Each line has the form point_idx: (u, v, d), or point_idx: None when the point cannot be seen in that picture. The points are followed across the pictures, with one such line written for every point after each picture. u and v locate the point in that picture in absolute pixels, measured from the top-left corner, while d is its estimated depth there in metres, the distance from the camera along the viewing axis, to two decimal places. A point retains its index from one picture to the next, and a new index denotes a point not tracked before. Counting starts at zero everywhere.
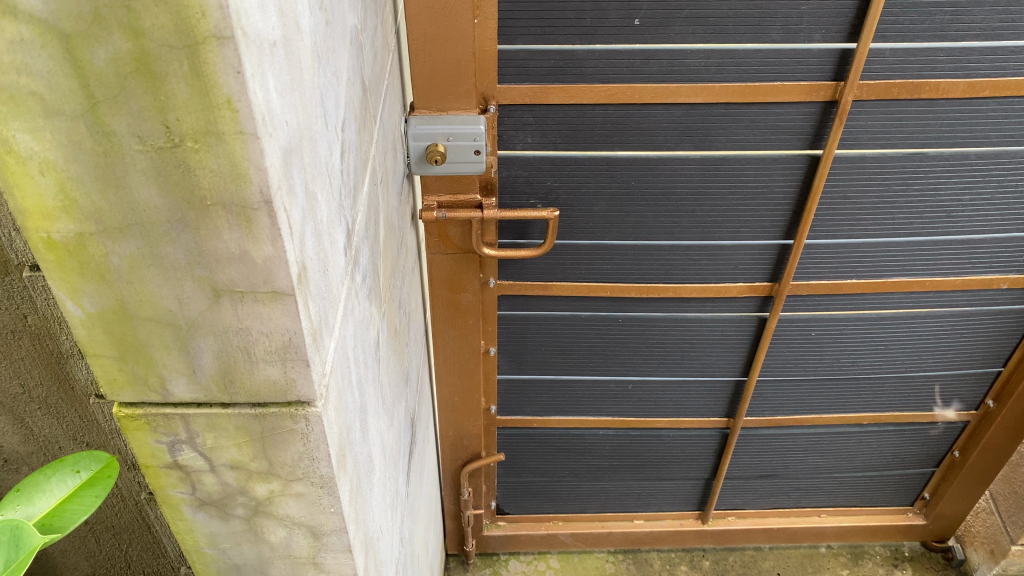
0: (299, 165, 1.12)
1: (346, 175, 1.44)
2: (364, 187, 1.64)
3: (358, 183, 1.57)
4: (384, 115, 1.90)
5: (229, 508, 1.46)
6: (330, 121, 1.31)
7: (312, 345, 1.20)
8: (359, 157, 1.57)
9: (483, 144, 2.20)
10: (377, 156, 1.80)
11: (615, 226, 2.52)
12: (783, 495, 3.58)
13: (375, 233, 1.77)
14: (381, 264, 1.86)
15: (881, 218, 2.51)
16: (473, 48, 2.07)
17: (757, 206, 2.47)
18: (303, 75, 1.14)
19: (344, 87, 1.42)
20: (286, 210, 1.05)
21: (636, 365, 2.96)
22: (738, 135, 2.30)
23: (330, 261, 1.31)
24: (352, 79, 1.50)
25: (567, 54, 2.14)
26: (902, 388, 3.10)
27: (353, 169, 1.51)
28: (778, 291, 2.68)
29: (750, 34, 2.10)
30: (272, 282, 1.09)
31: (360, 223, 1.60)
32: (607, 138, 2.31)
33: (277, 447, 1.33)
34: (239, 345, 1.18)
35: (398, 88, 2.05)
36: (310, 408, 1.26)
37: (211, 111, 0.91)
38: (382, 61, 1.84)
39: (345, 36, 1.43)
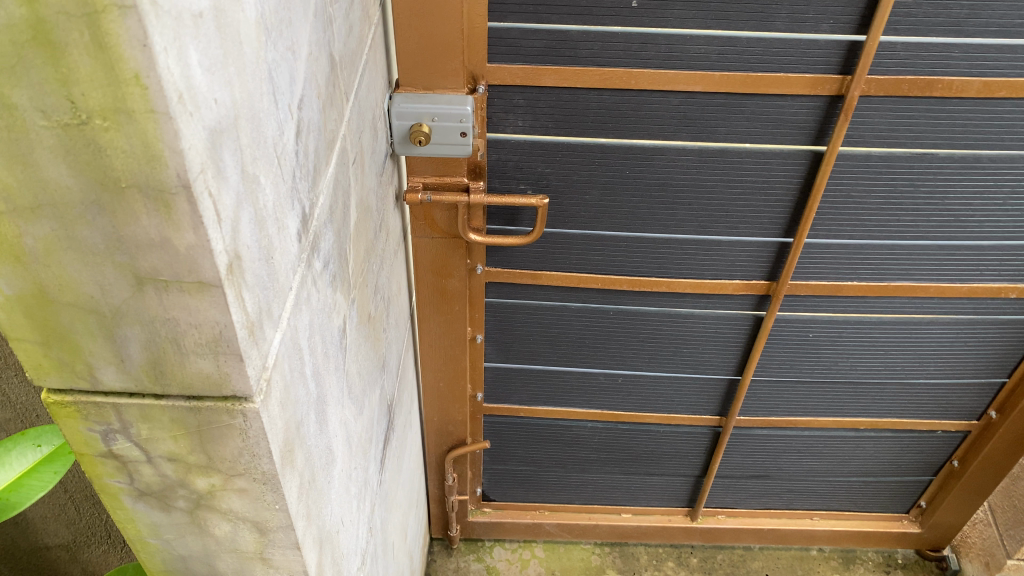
0: (234, 146, 1.05)
1: (303, 155, 1.36)
2: (329, 167, 1.56)
3: (321, 163, 1.49)
4: (362, 92, 1.81)
5: (170, 500, 1.39)
6: (281, 99, 1.23)
7: (247, 339, 1.13)
8: (322, 138, 1.49)
9: (470, 125, 2.12)
10: (350, 136, 1.72)
11: (607, 216, 2.43)
12: (775, 496, 3.50)
13: (344, 216, 1.70)
14: (351, 249, 1.79)
15: (886, 220, 2.41)
16: (461, 25, 1.97)
17: (756, 201, 2.37)
18: (243, 50, 1.06)
19: (303, 62, 1.34)
20: (211, 195, 0.98)
21: (626, 359, 2.88)
22: (738, 127, 2.20)
23: (276, 249, 1.24)
24: (315, 54, 1.41)
25: (560, 35, 2.04)
26: (902, 394, 3.01)
27: (313, 150, 1.43)
28: (776, 290, 2.59)
29: (753, 20, 1.99)
30: (198, 272, 1.01)
31: (323, 207, 1.52)
32: (601, 125, 2.22)
33: (216, 441, 1.26)
34: (167, 335, 1.10)
35: (380, 64, 1.97)
36: (247, 403, 1.20)
37: (118, 86, 0.84)
38: (360, 34, 1.75)
39: (307, 9, 1.34)
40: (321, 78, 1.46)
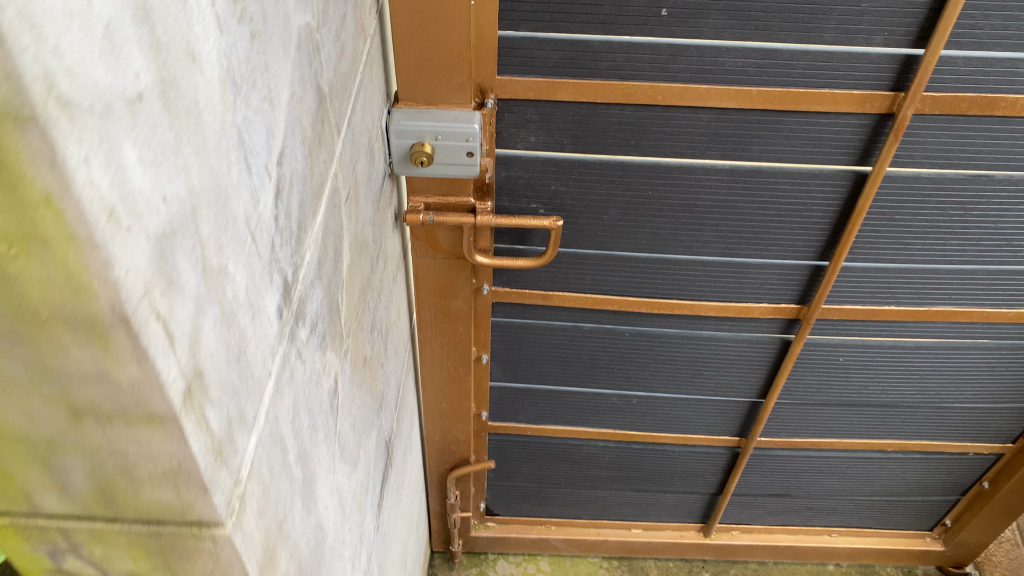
0: (192, 241, 0.85)
1: (284, 216, 1.16)
2: (318, 216, 1.35)
3: (307, 217, 1.28)
4: (357, 118, 1.60)
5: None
6: (255, 161, 1.02)
7: (214, 464, 0.94)
8: (308, 188, 1.28)
9: (477, 144, 1.89)
10: (343, 171, 1.51)
11: (626, 237, 2.22)
12: (793, 513, 3.34)
13: (335, 263, 1.50)
14: (344, 295, 1.58)
15: (930, 243, 2.21)
16: (469, 35, 1.75)
17: (790, 224, 2.17)
18: (202, 121, 0.85)
19: (283, 107, 1.13)
20: (158, 316, 0.77)
21: (642, 381, 2.70)
22: (775, 145, 1.98)
23: (250, 340, 1.04)
24: (299, 93, 1.20)
25: (580, 45, 1.81)
26: (934, 417, 2.83)
27: (298, 204, 1.23)
28: (807, 314, 2.39)
29: (798, 31, 1.77)
30: (147, 405, 0.81)
31: (311, 264, 1.32)
32: (623, 142, 2.00)
33: (182, 564, 1.06)
34: (115, 464, 0.91)
35: (378, 79, 1.75)
36: (218, 529, 1.00)
37: (23, 209, 0.63)
38: (353, 52, 1.54)
39: (287, 44, 1.13)
40: (307, 118, 1.25)
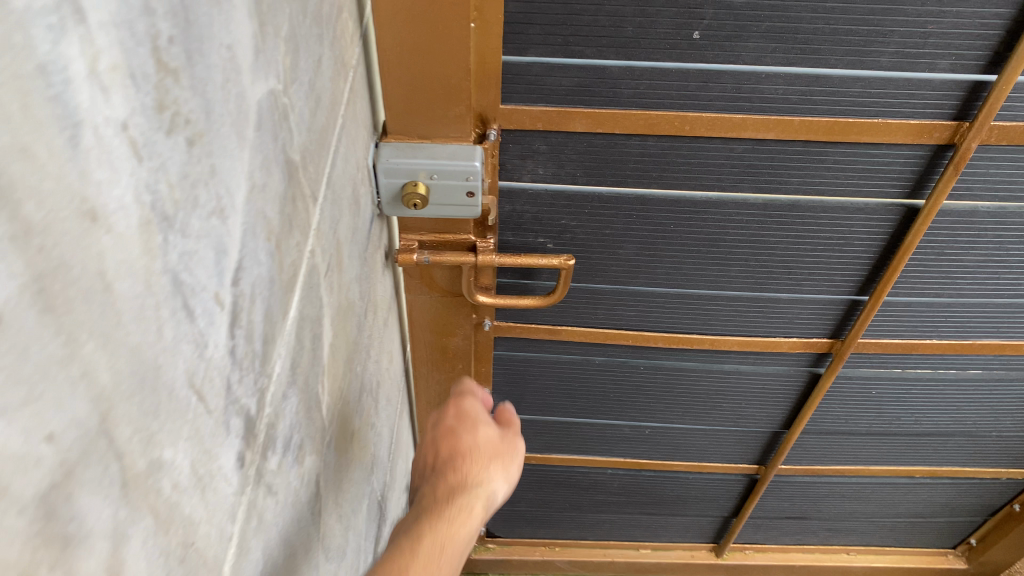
0: (101, 463, 0.61)
1: (243, 342, 0.92)
2: (291, 311, 1.12)
3: (277, 323, 1.05)
4: (339, 172, 1.36)
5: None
6: (197, 301, 0.78)
7: None
8: (277, 289, 1.05)
9: (479, 184, 1.63)
10: (321, 242, 1.27)
11: (643, 272, 1.99)
12: (810, 534, 3.17)
13: (314, 353, 1.26)
14: (325, 381, 1.35)
15: (981, 277, 1.99)
16: (469, 63, 1.50)
17: (828, 258, 1.94)
18: (112, 294, 0.61)
19: (238, 211, 0.89)
20: None
21: (656, 412, 2.49)
22: (816, 178, 1.75)
23: (200, 522, 0.82)
24: (261, 181, 0.96)
25: (597, 71, 1.56)
26: (967, 444, 2.64)
27: (262, 316, 0.99)
28: (840, 350, 2.18)
29: (851, 55, 1.52)
30: None
31: (282, 376, 1.09)
32: (643, 175, 1.76)
33: None
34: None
35: (362, 115, 1.51)
36: None
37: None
38: (332, 98, 1.29)
39: (243, 129, 0.88)
40: (273, 207, 1.01)
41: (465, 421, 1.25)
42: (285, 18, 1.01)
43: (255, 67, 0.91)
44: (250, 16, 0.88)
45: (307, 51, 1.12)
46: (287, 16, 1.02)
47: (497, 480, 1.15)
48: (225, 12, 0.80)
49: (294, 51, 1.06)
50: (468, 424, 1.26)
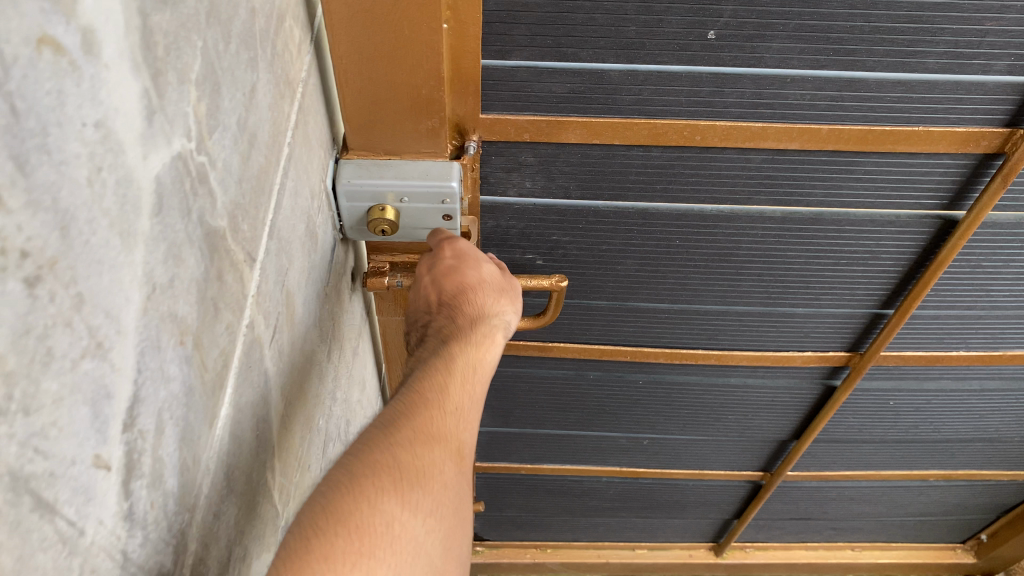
0: None
1: (144, 495, 0.71)
2: (223, 412, 0.91)
3: (199, 438, 0.84)
4: (287, 214, 1.14)
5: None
6: (59, 498, 0.56)
7: None
8: (196, 396, 0.83)
9: (456, 206, 1.41)
10: (265, 306, 1.05)
11: (644, 288, 1.79)
12: (814, 532, 3.06)
13: (258, 442, 1.05)
14: (274, 466, 1.15)
15: (1018, 289, 1.80)
16: (442, 70, 1.27)
17: (851, 273, 1.74)
18: None
19: (131, 335, 0.66)
20: None
21: (656, 424, 2.32)
22: (843, 190, 1.54)
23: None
24: (166, 275, 0.74)
25: (594, 77, 1.33)
26: (985, 448, 2.49)
27: (174, 447, 0.77)
28: (859, 363, 2.00)
29: (891, 57, 1.30)
30: None
31: (210, 495, 0.88)
32: (646, 188, 1.55)
33: None
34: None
35: (316, 136, 1.27)
36: None
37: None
38: (272, 130, 1.05)
39: (131, 225, 0.65)
40: (185, 301, 0.78)
41: (467, 258, 1.37)
42: (194, 54, 0.77)
43: (146, 136, 0.68)
44: (133, 69, 0.64)
45: (232, 83, 0.89)
46: (198, 50, 0.78)
47: (505, 313, 1.30)
48: (85, 81, 0.56)
49: (213, 88, 0.83)
50: (469, 261, 1.36)
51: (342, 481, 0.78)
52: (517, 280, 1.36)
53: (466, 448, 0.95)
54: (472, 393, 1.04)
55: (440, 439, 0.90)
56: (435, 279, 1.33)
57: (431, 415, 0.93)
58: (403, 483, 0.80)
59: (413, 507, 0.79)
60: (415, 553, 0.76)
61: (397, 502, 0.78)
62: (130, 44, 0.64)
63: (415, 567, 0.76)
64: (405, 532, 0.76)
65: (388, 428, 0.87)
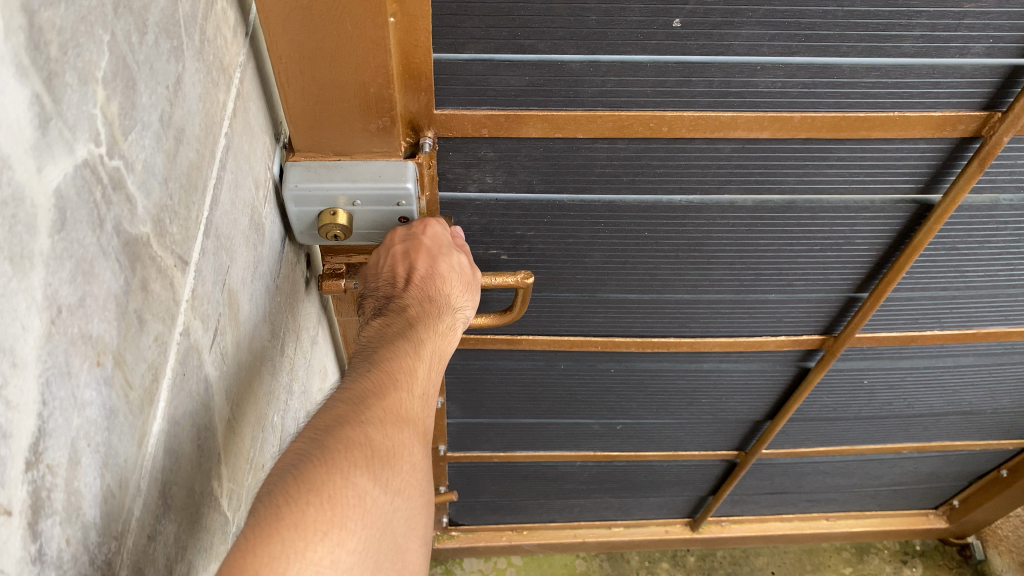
0: None
1: (54, 543, 0.65)
2: (153, 433, 0.84)
3: (124, 462, 0.78)
4: (229, 210, 1.06)
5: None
6: None
7: None
8: (120, 417, 0.76)
9: (414, 208, 1.34)
10: (205, 310, 0.98)
11: (613, 279, 1.74)
12: (789, 504, 3.06)
13: (199, 454, 0.99)
14: (220, 474, 1.08)
15: (994, 270, 1.77)
16: (391, 69, 1.18)
17: (824, 259, 1.69)
18: None
19: (23, 372, 0.59)
20: None
21: (630, 410, 2.28)
22: (815, 177, 1.48)
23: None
24: (73, 296, 0.66)
25: (553, 69, 1.25)
26: (959, 420, 2.49)
27: (93, 474, 0.71)
28: (833, 347, 1.96)
29: (866, 42, 1.23)
30: None
31: (143, 516, 0.83)
32: (612, 180, 1.48)
33: None
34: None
35: (258, 124, 1.19)
36: None
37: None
38: (207, 121, 0.97)
39: (18, 241, 0.57)
40: (100, 325, 0.71)
41: (443, 245, 1.35)
42: (99, 50, 0.68)
43: (39, 146, 0.59)
44: (16, 73, 0.56)
45: (151, 76, 0.79)
46: (104, 44, 0.69)
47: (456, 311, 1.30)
48: None
49: (128, 86, 0.74)
50: (444, 249, 1.34)
51: (313, 454, 0.81)
52: (474, 287, 1.34)
53: (428, 431, 0.98)
54: (433, 379, 1.08)
55: (407, 420, 0.94)
56: (405, 255, 1.31)
57: (397, 396, 0.96)
58: (374, 460, 0.83)
59: (382, 481, 0.82)
60: (386, 525, 0.79)
61: (369, 479, 0.81)
62: (12, 47, 0.55)
63: (386, 538, 0.79)
64: (375, 504, 0.79)
65: (356, 405, 0.90)
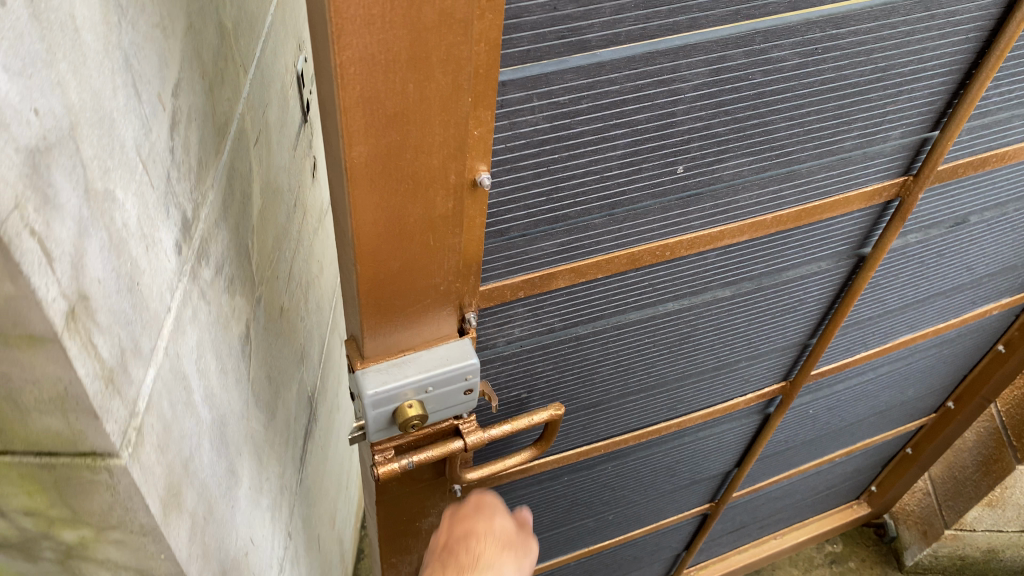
0: (78, 161, 0.83)
1: (180, 150, 1.18)
2: (222, 157, 1.42)
3: (210, 158, 1.35)
4: (263, 60, 1.71)
5: (36, 552, 1.11)
6: (148, 93, 1.05)
7: (106, 393, 0.89)
8: (207, 130, 1.33)
9: (478, 379, 1.43)
10: (237, 112, 1.51)
11: (617, 386, 1.89)
12: (746, 536, 3.30)
13: (246, 185, 1.58)
14: (255, 230, 1.66)
15: (904, 291, 2.10)
16: (458, 264, 1.29)
17: (785, 321, 1.94)
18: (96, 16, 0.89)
19: (178, 45, 1.18)
20: (44, 215, 0.75)
21: (622, 498, 2.42)
22: (779, 258, 1.73)
23: (143, 270, 1.02)
24: (193, 30, 1.26)
25: (581, 228, 1.41)
26: (877, 419, 2.84)
27: (200, 127, 1.29)
28: (791, 391, 2.22)
29: (818, 147, 1.49)
30: (26, 325, 0.77)
31: (213, 202, 1.37)
32: (622, 305, 1.64)
33: (80, 496, 0.99)
34: (5, 388, 0.86)
35: (284, 29, 1.87)
36: (117, 459, 0.94)
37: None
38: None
39: None
40: (206, 57, 1.32)
41: (484, 513, 1.56)
42: None
43: None
44: None
45: None
46: None
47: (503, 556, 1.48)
48: None
49: None
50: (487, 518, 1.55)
51: None
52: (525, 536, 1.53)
53: None
54: None
55: None
56: (449, 526, 1.57)
57: None
58: None
59: None
60: None
61: None
62: None
63: None
64: None
65: None
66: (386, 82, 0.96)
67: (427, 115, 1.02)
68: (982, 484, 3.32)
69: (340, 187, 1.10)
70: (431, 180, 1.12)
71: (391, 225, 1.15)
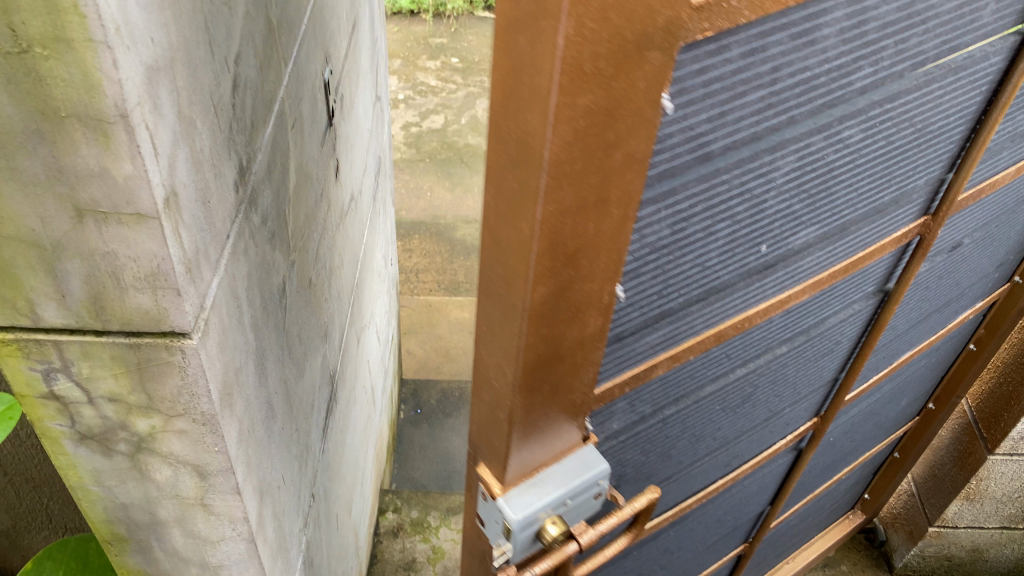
0: (172, 84, 0.97)
1: (240, 96, 1.30)
2: (269, 127, 1.49)
3: (262, 115, 1.45)
4: (297, 58, 1.68)
5: (110, 445, 1.20)
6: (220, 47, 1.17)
7: (186, 275, 1.03)
8: (260, 91, 1.43)
9: (606, 484, 1.45)
10: (285, 90, 1.59)
11: (687, 454, 1.93)
12: (765, 565, 3.39)
13: (287, 162, 1.61)
14: (295, 206, 1.69)
15: (910, 314, 2.25)
16: (592, 374, 1.32)
17: (823, 361, 2.05)
18: None
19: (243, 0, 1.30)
20: (150, 126, 0.90)
21: (677, 557, 2.45)
22: (825, 308, 1.84)
23: (213, 193, 1.15)
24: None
25: (681, 317, 1.46)
26: (877, 432, 3.00)
27: (255, 87, 1.39)
28: (822, 425, 2.34)
29: (866, 204, 1.60)
30: (137, 202, 0.92)
31: (261, 160, 1.45)
32: (702, 378, 1.70)
33: (156, 379, 1.11)
34: (107, 269, 0.99)
35: (314, 35, 1.84)
36: (188, 338, 1.07)
37: (57, 13, 0.77)
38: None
39: None
40: (261, 28, 1.42)
41: None
42: None
43: None
44: None
45: None
46: None
47: None
48: None
49: None
50: None
51: None
52: None
53: None
54: None
55: None
56: None
57: None
58: None
59: None
60: None
61: None
62: None
63: None
64: None
65: None
66: (574, 226, 0.99)
67: (596, 242, 1.06)
68: (958, 478, 3.48)
69: (505, 321, 1.12)
70: (589, 302, 1.16)
71: (552, 352, 1.18)
